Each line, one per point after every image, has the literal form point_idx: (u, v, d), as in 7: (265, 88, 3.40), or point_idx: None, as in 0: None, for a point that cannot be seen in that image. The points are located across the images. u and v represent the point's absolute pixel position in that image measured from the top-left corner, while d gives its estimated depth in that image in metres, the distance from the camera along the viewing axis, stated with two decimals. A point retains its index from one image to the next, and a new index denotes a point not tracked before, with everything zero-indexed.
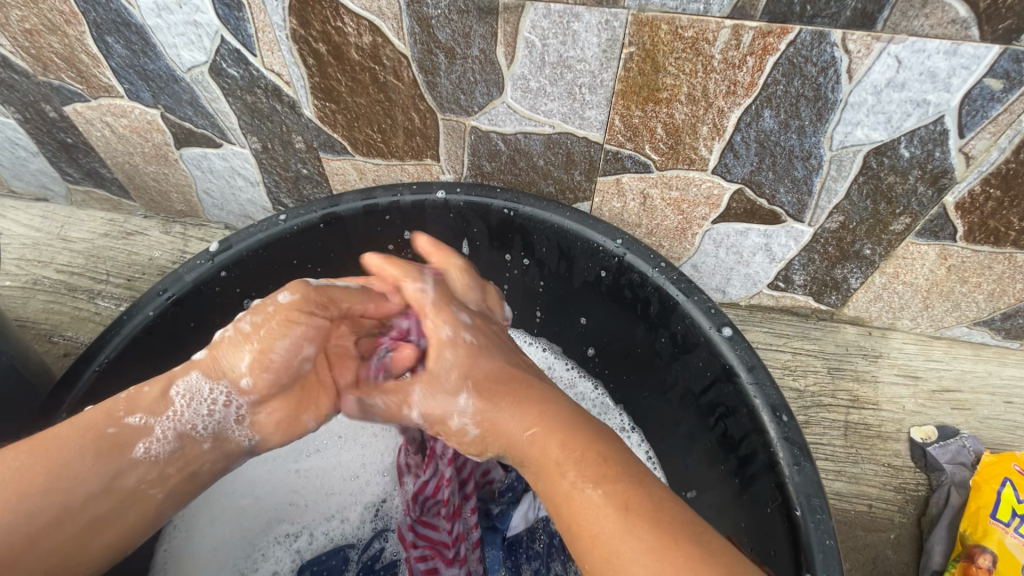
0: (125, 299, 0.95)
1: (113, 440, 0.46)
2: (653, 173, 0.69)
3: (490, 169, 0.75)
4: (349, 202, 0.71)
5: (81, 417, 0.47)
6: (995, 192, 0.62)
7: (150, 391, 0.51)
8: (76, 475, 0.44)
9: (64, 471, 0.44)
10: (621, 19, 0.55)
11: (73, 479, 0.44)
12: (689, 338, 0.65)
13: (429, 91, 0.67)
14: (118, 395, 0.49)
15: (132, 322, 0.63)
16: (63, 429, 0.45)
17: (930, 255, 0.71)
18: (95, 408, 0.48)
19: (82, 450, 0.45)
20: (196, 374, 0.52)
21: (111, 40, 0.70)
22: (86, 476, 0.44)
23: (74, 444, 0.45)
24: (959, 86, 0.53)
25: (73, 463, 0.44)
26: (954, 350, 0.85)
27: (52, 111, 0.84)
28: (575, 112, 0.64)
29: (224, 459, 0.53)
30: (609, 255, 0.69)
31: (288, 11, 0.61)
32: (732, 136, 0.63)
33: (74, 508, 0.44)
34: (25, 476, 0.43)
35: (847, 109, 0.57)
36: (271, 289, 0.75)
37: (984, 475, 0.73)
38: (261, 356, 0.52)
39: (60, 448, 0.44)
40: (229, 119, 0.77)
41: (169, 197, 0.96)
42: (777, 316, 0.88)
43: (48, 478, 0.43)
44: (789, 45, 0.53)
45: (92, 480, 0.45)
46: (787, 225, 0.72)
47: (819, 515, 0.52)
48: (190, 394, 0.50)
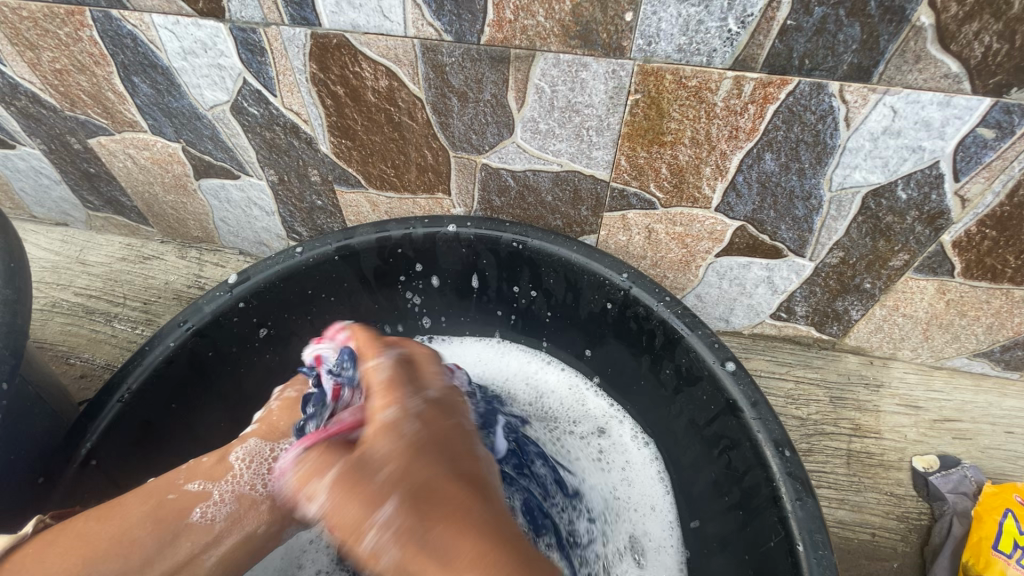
0: (141, 322, 0.97)
1: (173, 507, 0.53)
2: (657, 210, 0.72)
3: (499, 204, 0.78)
4: (363, 235, 0.73)
5: (142, 491, 0.54)
6: (991, 232, 0.63)
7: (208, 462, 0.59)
8: (136, 540, 0.50)
9: (126, 537, 0.50)
10: (627, 69, 0.57)
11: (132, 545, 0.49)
12: (693, 371, 0.67)
13: (441, 130, 0.69)
14: (180, 467, 0.58)
15: (154, 353, 0.66)
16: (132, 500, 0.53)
17: (929, 289, 0.73)
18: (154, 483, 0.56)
19: (144, 516, 0.52)
20: (254, 440, 0.62)
21: (137, 80, 0.73)
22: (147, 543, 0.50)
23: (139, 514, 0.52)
24: (953, 134, 0.55)
25: (133, 532, 0.50)
26: (954, 380, 0.86)
27: (77, 143, 0.87)
28: (582, 152, 0.67)
29: (276, 520, 0.57)
30: (614, 289, 0.71)
31: (309, 57, 0.64)
32: (735, 176, 0.65)
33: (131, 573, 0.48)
34: (91, 542, 0.49)
35: (845, 153, 0.59)
36: (287, 319, 0.78)
37: (985, 506, 0.74)
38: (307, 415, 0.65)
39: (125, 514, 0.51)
40: (247, 153, 0.80)
41: (186, 224, 0.99)
42: (779, 344, 0.90)
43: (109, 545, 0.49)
44: (789, 95, 0.55)
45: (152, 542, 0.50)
46: (789, 260, 0.74)
47: (821, 551, 0.54)
48: (250, 455, 0.60)
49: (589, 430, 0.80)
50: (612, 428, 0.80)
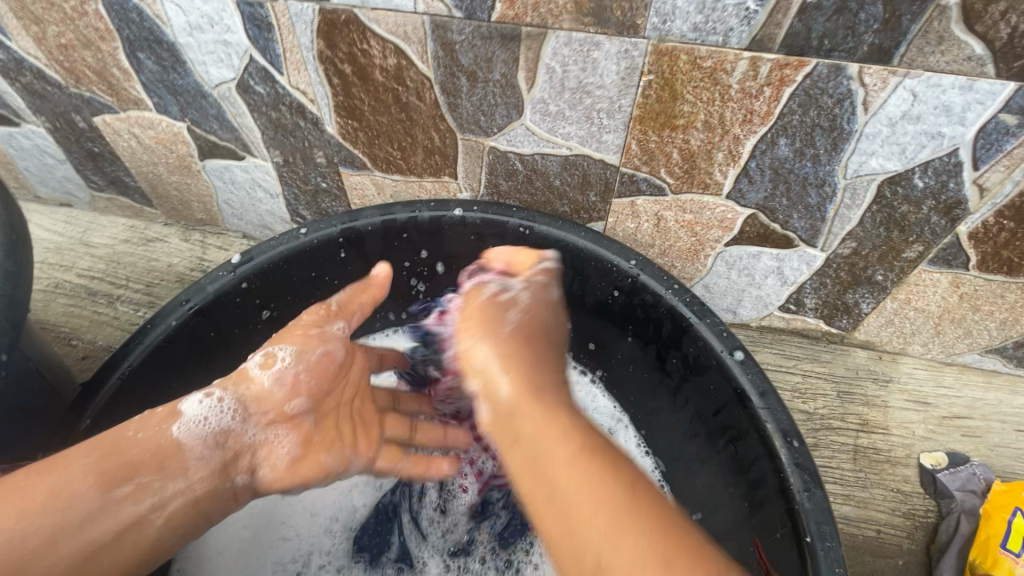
0: (143, 304, 0.97)
1: (124, 454, 0.53)
2: (667, 196, 0.70)
3: (506, 188, 0.76)
4: (368, 218, 0.73)
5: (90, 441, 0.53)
6: (1009, 223, 0.62)
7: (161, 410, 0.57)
8: (74, 492, 0.49)
9: (68, 491, 0.49)
10: (641, 48, 0.56)
11: (73, 498, 0.49)
12: (700, 360, 0.66)
13: (449, 111, 0.68)
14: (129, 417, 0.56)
15: (155, 331, 0.65)
16: (79, 453, 0.52)
17: (942, 282, 0.71)
18: (106, 433, 0.54)
19: (85, 471, 0.51)
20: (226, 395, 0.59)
21: (143, 56, 0.72)
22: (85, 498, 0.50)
23: (83, 465, 0.51)
24: (974, 120, 0.54)
25: (75, 484, 0.50)
26: (965, 376, 0.85)
27: (81, 121, 0.86)
28: (592, 135, 0.66)
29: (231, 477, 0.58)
30: (622, 276, 0.70)
31: (316, 33, 0.63)
32: (748, 162, 0.64)
33: (73, 526, 0.49)
34: (31, 493, 0.49)
35: (862, 139, 0.58)
36: (290, 301, 0.77)
37: (995, 504, 0.72)
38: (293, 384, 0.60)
39: (70, 466, 0.51)
40: (253, 133, 0.79)
41: (190, 205, 0.98)
42: (787, 337, 0.89)
43: (52, 498, 0.49)
44: (806, 77, 0.54)
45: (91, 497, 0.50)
46: (800, 250, 0.73)
47: (829, 542, 0.53)
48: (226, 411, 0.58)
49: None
50: (619, 432, 0.81)
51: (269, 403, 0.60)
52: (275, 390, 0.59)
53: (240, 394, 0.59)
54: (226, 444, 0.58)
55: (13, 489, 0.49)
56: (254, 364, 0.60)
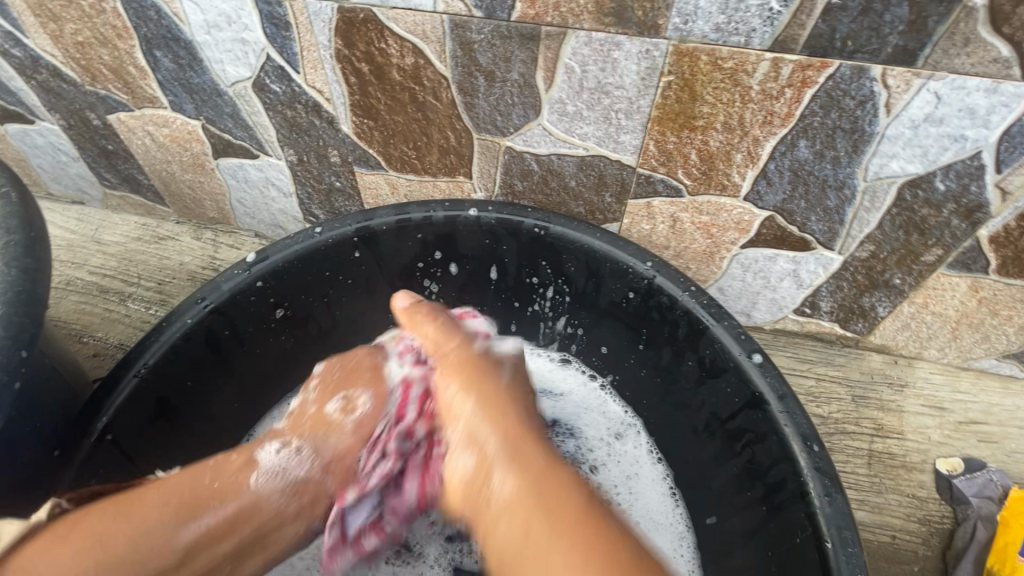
0: (155, 302, 0.97)
1: (203, 498, 0.52)
2: (684, 198, 0.70)
3: (521, 188, 0.76)
4: (383, 217, 0.72)
5: (168, 484, 0.52)
6: None
7: (235, 457, 0.56)
8: (154, 538, 0.49)
9: (154, 535, 0.49)
10: (662, 49, 0.55)
11: (150, 535, 0.49)
12: (717, 363, 0.65)
13: (466, 111, 0.68)
14: (205, 463, 0.55)
15: (171, 329, 0.65)
16: (154, 498, 0.51)
17: (961, 286, 0.71)
18: (182, 475, 0.53)
19: (164, 514, 0.50)
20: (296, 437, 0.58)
21: (160, 53, 0.72)
22: (166, 543, 0.49)
23: (160, 506, 0.50)
24: (998, 122, 0.53)
25: (155, 526, 0.49)
26: (982, 382, 0.84)
27: (96, 119, 0.86)
28: (609, 135, 0.65)
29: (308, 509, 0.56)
30: (638, 277, 0.70)
31: (334, 32, 0.63)
32: (766, 164, 0.63)
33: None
34: (108, 533, 0.48)
35: (884, 141, 0.58)
36: (304, 300, 0.77)
37: (1012, 510, 0.72)
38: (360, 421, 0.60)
39: (148, 510, 0.50)
40: (268, 132, 0.79)
41: (202, 204, 0.98)
42: (801, 341, 0.88)
43: (132, 541, 0.48)
44: (828, 79, 0.54)
45: (172, 549, 0.49)
46: (817, 253, 0.72)
47: (851, 548, 0.52)
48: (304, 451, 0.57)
49: (601, 437, 0.80)
50: (630, 436, 0.80)
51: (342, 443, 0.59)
52: (353, 433, 0.59)
53: (319, 442, 0.58)
54: (305, 493, 0.56)
55: (91, 530, 0.48)
56: (334, 410, 0.60)
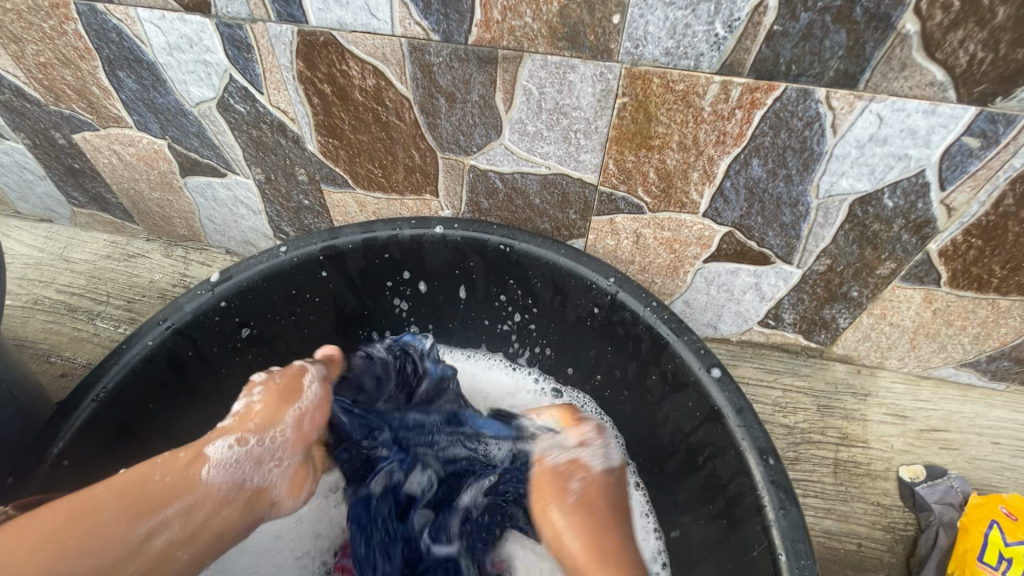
0: (124, 320, 0.96)
1: (153, 490, 0.51)
2: (645, 214, 0.71)
3: (487, 206, 0.77)
4: (349, 235, 0.73)
5: (118, 478, 0.51)
6: (977, 241, 0.63)
7: (184, 454, 0.54)
8: (108, 537, 0.47)
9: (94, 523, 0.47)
10: (615, 71, 0.57)
11: (105, 540, 0.47)
12: (678, 377, 0.66)
13: (429, 131, 0.69)
14: (154, 458, 0.53)
15: (131, 351, 0.65)
16: (104, 493, 0.49)
17: (915, 298, 0.73)
18: (135, 471, 0.52)
19: (115, 513, 0.48)
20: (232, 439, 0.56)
21: (123, 75, 0.72)
22: (125, 538, 0.48)
23: (113, 503, 0.49)
24: (938, 142, 0.55)
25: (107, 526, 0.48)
26: (942, 390, 0.86)
27: (61, 138, 0.85)
28: (570, 154, 0.67)
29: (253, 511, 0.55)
30: (601, 293, 0.70)
31: (295, 54, 0.64)
32: (722, 182, 0.65)
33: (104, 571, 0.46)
34: (64, 536, 0.46)
35: (832, 160, 0.59)
36: (271, 319, 0.77)
37: (972, 517, 0.73)
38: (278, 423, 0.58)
39: (99, 513, 0.48)
40: (234, 151, 0.79)
41: (172, 221, 0.97)
42: (768, 352, 0.89)
43: (87, 542, 0.47)
44: (775, 101, 0.55)
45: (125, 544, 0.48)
46: (777, 267, 0.74)
47: (804, 560, 0.53)
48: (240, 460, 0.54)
49: None
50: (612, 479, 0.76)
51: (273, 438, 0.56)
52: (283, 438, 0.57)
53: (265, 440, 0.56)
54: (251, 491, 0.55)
55: (43, 528, 0.46)
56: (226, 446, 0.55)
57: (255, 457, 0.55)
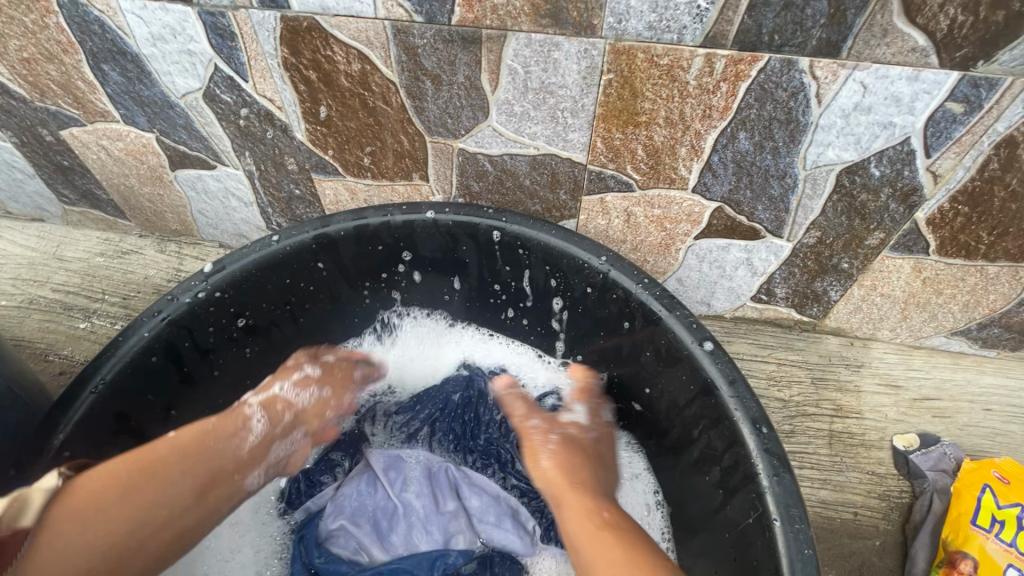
0: (120, 317, 0.96)
1: (210, 447, 0.60)
2: (635, 192, 0.72)
3: (478, 189, 0.77)
4: (341, 222, 0.73)
5: (176, 441, 0.59)
6: (963, 208, 0.64)
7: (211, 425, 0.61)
8: (169, 486, 0.56)
9: (161, 463, 0.56)
10: (599, 47, 0.57)
11: (174, 498, 0.56)
12: (672, 352, 0.67)
13: (417, 115, 0.69)
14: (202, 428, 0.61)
15: (128, 344, 0.65)
16: (167, 449, 0.58)
17: (905, 268, 0.73)
18: (190, 433, 0.60)
19: (179, 471, 0.57)
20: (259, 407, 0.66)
21: (107, 67, 0.72)
22: (176, 486, 0.56)
23: (182, 464, 0.57)
24: (922, 109, 0.55)
25: (172, 471, 0.56)
26: (933, 359, 0.87)
27: (48, 135, 0.85)
28: (558, 134, 0.67)
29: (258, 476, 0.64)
30: (593, 272, 0.71)
31: (279, 41, 0.64)
32: (710, 156, 0.65)
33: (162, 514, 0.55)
34: (139, 492, 0.54)
35: (818, 130, 0.59)
36: (265, 309, 0.77)
37: (965, 481, 0.74)
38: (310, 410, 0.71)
39: (164, 467, 0.56)
40: (223, 142, 0.79)
41: (164, 216, 0.97)
42: (761, 327, 0.90)
43: (152, 485, 0.55)
44: (760, 72, 0.56)
45: (191, 494, 0.57)
46: (768, 241, 0.74)
47: (798, 524, 0.54)
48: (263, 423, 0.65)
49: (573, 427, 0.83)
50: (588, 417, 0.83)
51: (301, 416, 0.70)
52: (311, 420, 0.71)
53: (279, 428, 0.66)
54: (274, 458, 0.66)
55: (130, 472, 0.55)
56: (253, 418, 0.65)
57: (306, 435, 0.71)
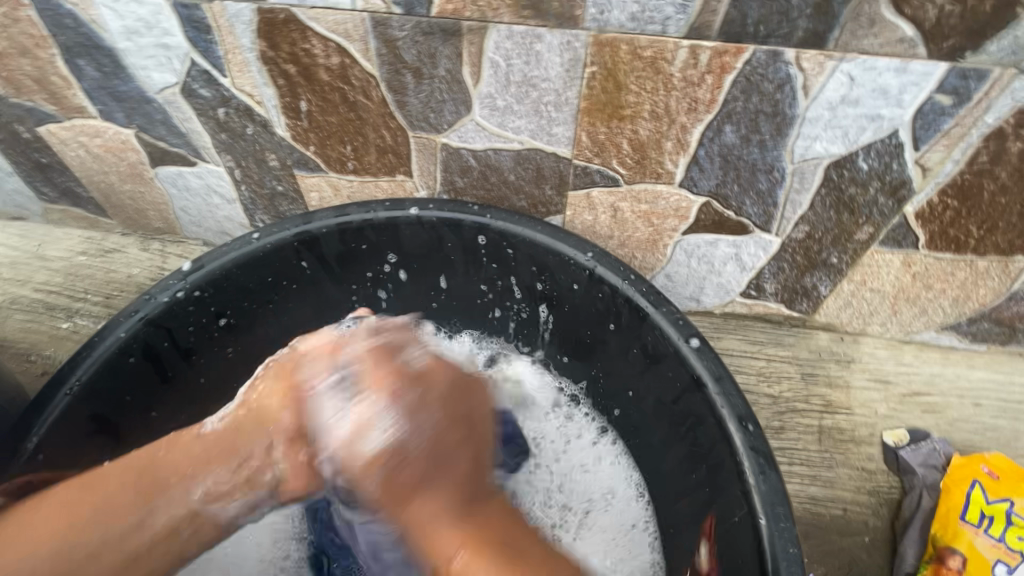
0: (103, 317, 0.95)
1: (158, 462, 0.50)
2: (622, 186, 0.70)
3: (462, 185, 0.76)
4: (323, 220, 0.72)
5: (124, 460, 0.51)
6: (952, 202, 0.63)
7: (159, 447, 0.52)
8: (111, 505, 0.47)
9: (102, 477, 0.49)
10: (582, 39, 0.56)
11: (115, 514, 0.46)
12: (658, 349, 0.66)
13: (398, 109, 0.67)
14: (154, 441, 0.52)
15: (104, 344, 0.64)
16: (113, 469, 0.50)
17: (894, 262, 0.72)
18: (139, 453, 0.51)
19: (123, 486, 0.48)
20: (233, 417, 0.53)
21: (82, 62, 0.70)
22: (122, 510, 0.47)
23: (120, 483, 0.48)
24: (910, 101, 0.54)
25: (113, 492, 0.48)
26: (924, 353, 0.86)
27: (25, 131, 0.83)
28: (542, 128, 0.65)
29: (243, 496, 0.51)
30: (579, 268, 0.70)
31: (256, 34, 0.62)
32: (697, 150, 0.64)
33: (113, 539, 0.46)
34: (77, 506, 0.47)
35: (805, 124, 0.59)
36: (247, 308, 0.76)
37: (955, 477, 0.74)
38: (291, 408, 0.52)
39: (106, 484, 0.48)
40: (202, 138, 0.77)
41: (147, 214, 0.96)
42: (751, 323, 0.89)
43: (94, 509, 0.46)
44: (745, 64, 0.54)
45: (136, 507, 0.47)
46: (756, 236, 0.73)
47: (783, 522, 0.54)
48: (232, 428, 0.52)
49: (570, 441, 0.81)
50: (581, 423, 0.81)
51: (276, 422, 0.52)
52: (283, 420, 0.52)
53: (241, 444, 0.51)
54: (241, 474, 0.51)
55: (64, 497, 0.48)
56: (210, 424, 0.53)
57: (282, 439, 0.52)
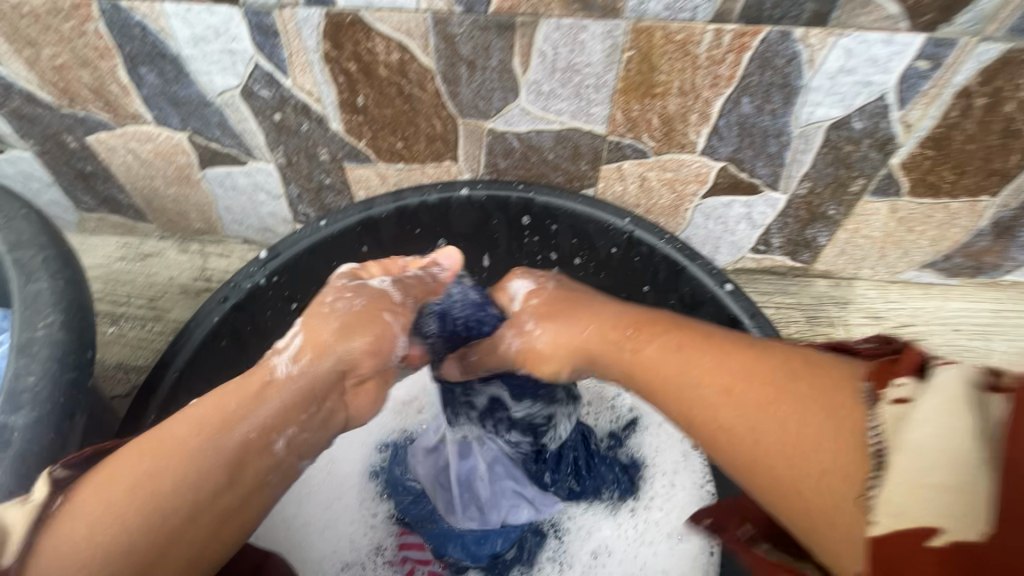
0: (151, 319, 0.98)
1: (233, 418, 0.53)
2: (650, 158, 0.80)
3: (504, 166, 0.84)
4: (383, 205, 0.78)
5: (189, 416, 0.53)
6: (930, 152, 0.75)
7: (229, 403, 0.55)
8: (199, 467, 0.50)
9: (172, 442, 0.51)
10: (622, 28, 0.64)
11: (198, 476, 0.50)
12: (696, 297, 0.76)
13: (451, 99, 0.75)
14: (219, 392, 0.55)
15: (200, 329, 0.69)
16: (179, 429, 0.51)
17: (882, 210, 0.84)
18: (200, 408, 0.54)
19: (199, 443, 0.51)
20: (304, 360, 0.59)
21: (144, 70, 0.74)
22: (211, 467, 0.50)
23: (193, 441, 0.51)
24: (896, 68, 0.65)
25: (189, 458, 0.50)
26: (907, 290, 0.99)
27: (73, 141, 0.86)
28: (581, 109, 0.74)
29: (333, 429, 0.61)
30: (619, 232, 0.79)
31: (322, 36, 0.68)
32: (717, 121, 0.74)
33: (205, 500, 0.49)
34: (156, 478, 0.48)
35: (810, 92, 0.69)
36: (315, 291, 0.82)
37: None
38: (365, 340, 0.62)
39: (176, 451, 0.50)
40: (257, 137, 0.83)
41: (188, 216, 1.00)
42: (759, 276, 1.01)
43: (177, 477, 0.49)
44: (761, 43, 0.64)
45: (221, 469, 0.51)
46: (765, 195, 0.84)
47: None
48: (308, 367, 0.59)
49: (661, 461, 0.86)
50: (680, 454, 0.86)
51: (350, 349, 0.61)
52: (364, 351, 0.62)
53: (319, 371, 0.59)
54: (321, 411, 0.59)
55: (133, 472, 0.49)
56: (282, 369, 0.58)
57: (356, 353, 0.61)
